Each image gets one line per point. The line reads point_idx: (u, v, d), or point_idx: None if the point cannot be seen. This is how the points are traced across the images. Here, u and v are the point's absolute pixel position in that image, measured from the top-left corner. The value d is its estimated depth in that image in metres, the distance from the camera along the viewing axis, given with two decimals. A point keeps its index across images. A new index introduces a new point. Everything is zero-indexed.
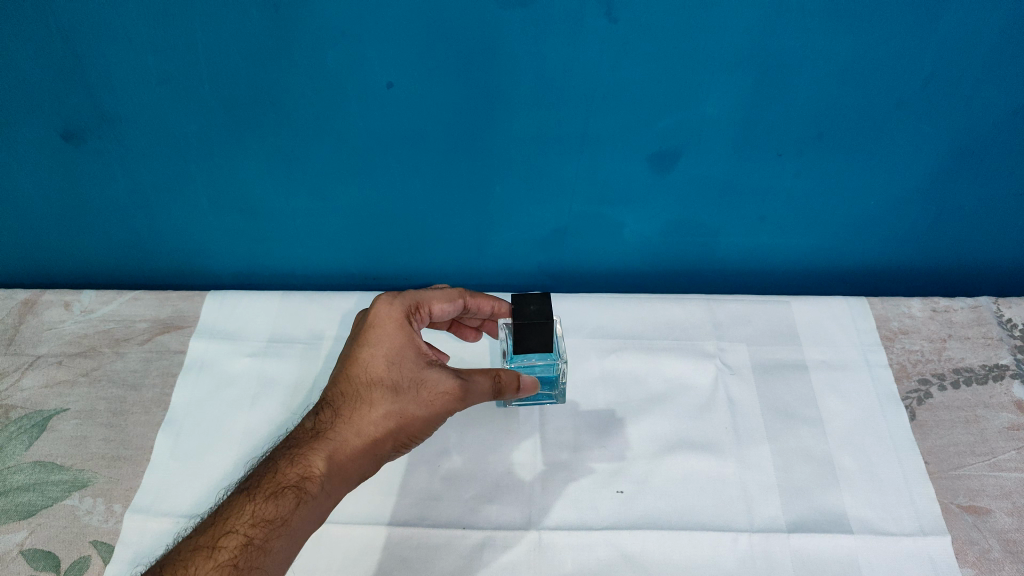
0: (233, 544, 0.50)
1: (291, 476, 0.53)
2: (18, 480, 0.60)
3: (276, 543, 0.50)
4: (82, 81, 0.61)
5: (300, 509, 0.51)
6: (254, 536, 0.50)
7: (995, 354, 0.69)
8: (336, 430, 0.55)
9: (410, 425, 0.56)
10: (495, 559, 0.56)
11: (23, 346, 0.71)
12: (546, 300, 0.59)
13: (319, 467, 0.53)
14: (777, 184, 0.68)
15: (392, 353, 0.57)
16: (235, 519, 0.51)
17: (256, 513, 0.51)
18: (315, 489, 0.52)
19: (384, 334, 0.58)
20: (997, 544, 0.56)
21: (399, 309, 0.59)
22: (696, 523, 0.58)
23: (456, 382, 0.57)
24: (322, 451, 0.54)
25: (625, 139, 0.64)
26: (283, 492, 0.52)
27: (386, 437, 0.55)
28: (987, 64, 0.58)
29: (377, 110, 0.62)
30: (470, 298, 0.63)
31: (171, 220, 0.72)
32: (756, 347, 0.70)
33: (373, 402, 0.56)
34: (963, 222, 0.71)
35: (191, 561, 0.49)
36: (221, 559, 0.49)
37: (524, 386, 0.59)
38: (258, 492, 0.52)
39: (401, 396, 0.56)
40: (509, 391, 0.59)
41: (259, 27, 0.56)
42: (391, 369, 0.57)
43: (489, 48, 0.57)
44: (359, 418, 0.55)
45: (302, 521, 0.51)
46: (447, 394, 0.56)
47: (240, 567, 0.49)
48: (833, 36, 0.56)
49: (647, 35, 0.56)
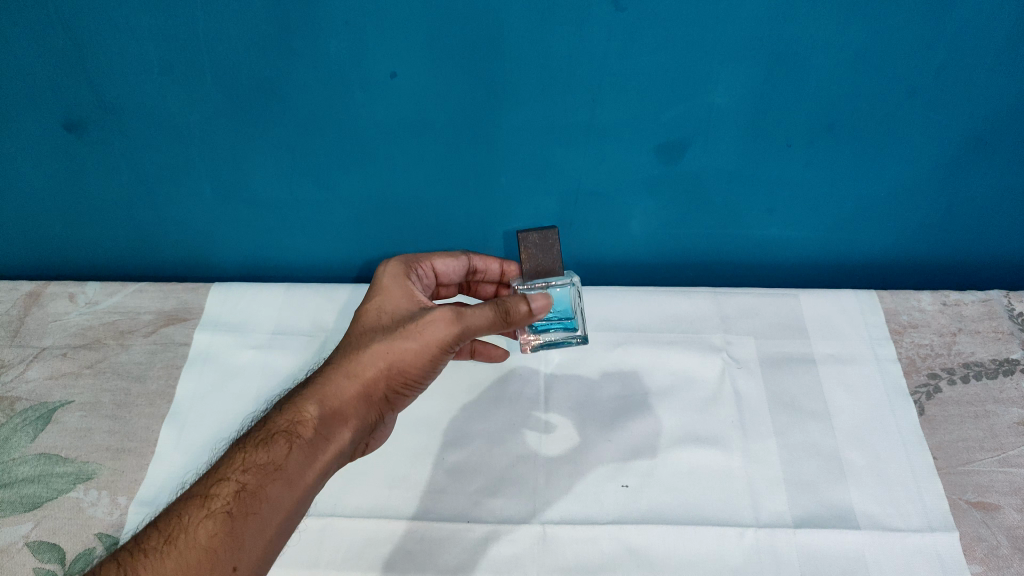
0: (227, 491, 0.49)
1: (282, 422, 0.52)
2: (23, 472, 0.61)
3: (270, 488, 0.49)
4: (84, 71, 0.60)
5: (294, 453, 0.50)
6: (248, 481, 0.49)
7: (1006, 349, 0.68)
8: (328, 375, 0.54)
9: (402, 362, 0.53)
10: (499, 552, 0.56)
11: (28, 338, 0.71)
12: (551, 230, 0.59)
13: (311, 412, 0.52)
14: (788, 175, 0.67)
15: (387, 302, 0.57)
16: (226, 468, 0.50)
17: (248, 460, 0.50)
18: (307, 432, 0.51)
19: (381, 287, 0.58)
20: (1005, 540, 0.56)
21: (399, 264, 0.60)
22: (701, 518, 0.57)
23: (446, 311, 0.53)
24: (313, 397, 0.53)
25: (632, 129, 0.63)
26: (274, 438, 0.51)
27: (379, 378, 0.54)
28: (1003, 55, 0.57)
29: (381, 101, 0.61)
30: (475, 258, 0.65)
31: (174, 211, 0.72)
32: (763, 339, 0.69)
33: (363, 345, 0.54)
34: (976, 214, 0.70)
35: (185, 510, 0.48)
36: (214, 507, 0.48)
37: (533, 311, 0.53)
38: (250, 440, 0.51)
39: (389, 335, 0.54)
40: (514, 316, 0.53)
41: (260, 16, 0.56)
42: (384, 315, 0.56)
43: (494, 37, 0.56)
44: (349, 362, 0.54)
45: (297, 465, 0.50)
46: (434, 325, 0.53)
47: (235, 513, 0.48)
48: (844, 26, 0.55)
49: (654, 24, 0.55)
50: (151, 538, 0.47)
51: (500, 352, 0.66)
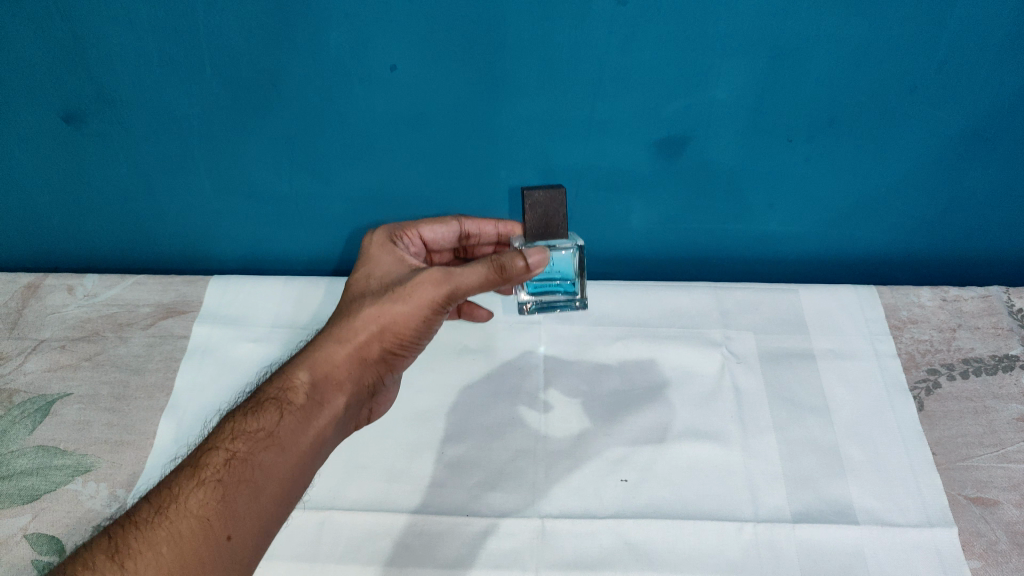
0: (217, 461, 0.48)
1: (272, 391, 0.52)
2: (21, 464, 0.61)
3: (262, 454, 0.48)
4: (83, 63, 0.60)
5: (285, 420, 0.50)
6: (238, 450, 0.49)
7: (1005, 344, 0.68)
8: (318, 344, 0.54)
9: (395, 324, 0.53)
10: (497, 546, 0.56)
11: (27, 330, 0.70)
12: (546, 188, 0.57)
13: (301, 378, 0.52)
14: (788, 171, 0.67)
15: (377, 268, 0.57)
16: (217, 438, 0.50)
17: (239, 430, 0.50)
18: (298, 399, 0.51)
19: (370, 256, 0.58)
20: (1004, 536, 0.56)
21: (388, 233, 0.60)
22: (701, 513, 0.57)
23: (436, 272, 0.53)
24: (303, 365, 0.53)
25: (633, 124, 0.63)
26: (264, 407, 0.51)
27: (372, 341, 0.53)
28: (1005, 51, 0.57)
29: (381, 94, 0.61)
30: (467, 222, 0.64)
31: (173, 204, 0.72)
32: (763, 335, 0.69)
33: (353, 310, 0.54)
34: (976, 210, 0.70)
35: (175, 481, 0.48)
36: (204, 476, 0.48)
37: (530, 266, 0.52)
38: (240, 410, 0.51)
39: (378, 298, 0.54)
40: (510, 272, 0.52)
41: (261, 8, 0.55)
42: (374, 281, 0.56)
43: (495, 31, 0.56)
44: (341, 327, 0.54)
45: (289, 431, 0.50)
46: (425, 284, 0.53)
47: (227, 481, 0.47)
48: (847, 21, 0.55)
49: (656, 18, 0.55)
50: (143, 509, 0.47)
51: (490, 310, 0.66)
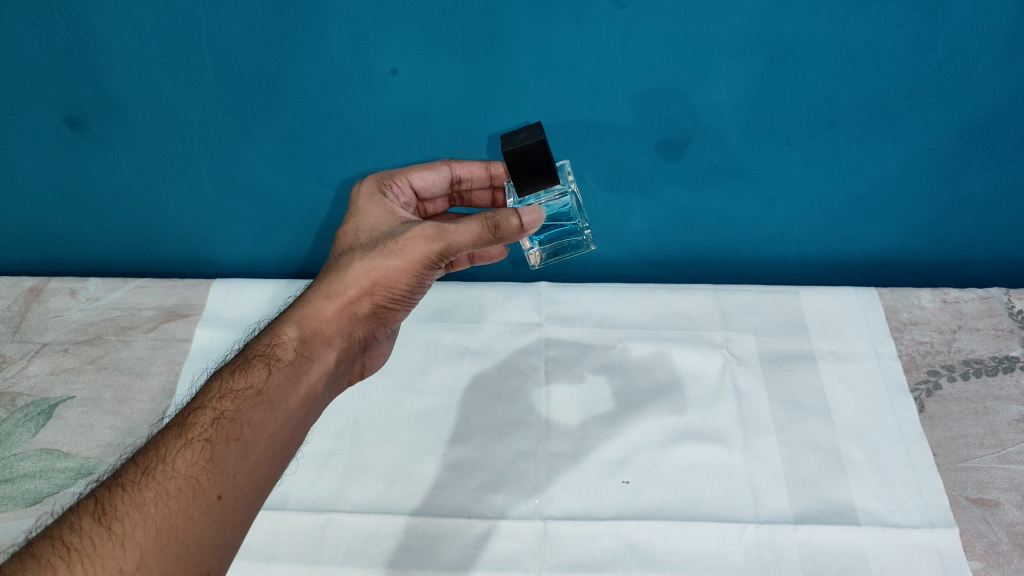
0: (205, 420, 0.47)
1: (260, 348, 0.51)
2: (24, 468, 0.61)
3: (251, 412, 0.48)
4: (85, 67, 0.60)
5: (273, 376, 0.49)
6: (226, 408, 0.48)
7: (1005, 346, 0.68)
8: (307, 300, 0.54)
9: (386, 279, 0.54)
10: (499, 548, 0.56)
11: (29, 334, 0.71)
12: (531, 133, 0.49)
13: (289, 334, 0.52)
14: (788, 173, 0.67)
15: (365, 222, 0.56)
16: (204, 398, 0.49)
17: (226, 388, 0.49)
18: (287, 354, 0.51)
19: (357, 209, 0.57)
20: (1005, 537, 0.56)
21: (375, 185, 0.59)
22: (703, 514, 0.58)
23: (427, 228, 0.53)
24: (291, 321, 0.53)
25: (633, 127, 0.63)
26: (252, 364, 0.50)
27: (362, 296, 0.54)
28: (1004, 54, 0.57)
29: (383, 98, 0.61)
30: (457, 166, 0.62)
31: (175, 207, 0.72)
32: (763, 337, 0.69)
33: (343, 265, 0.54)
34: (975, 212, 0.70)
35: (163, 443, 0.46)
36: (192, 436, 0.46)
37: (525, 226, 0.52)
38: (227, 369, 0.51)
39: (368, 253, 0.54)
40: (503, 231, 0.52)
41: (263, 12, 0.56)
42: (362, 235, 0.55)
43: (496, 34, 0.56)
44: (329, 283, 0.54)
45: (278, 387, 0.49)
46: (416, 240, 0.53)
47: (215, 439, 0.46)
48: (845, 24, 0.55)
49: (656, 22, 0.55)
50: (129, 471, 0.45)
51: (499, 251, 0.63)
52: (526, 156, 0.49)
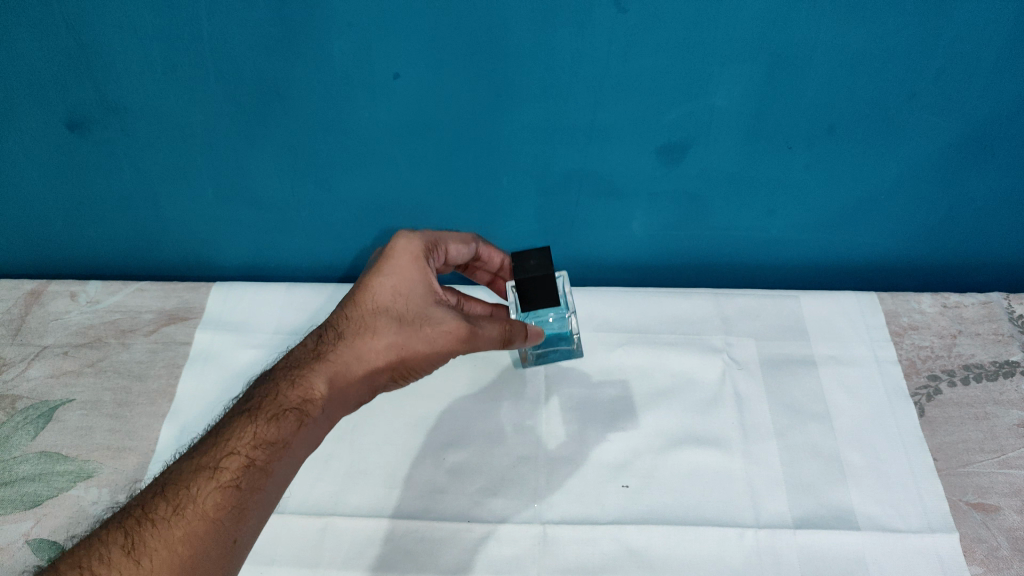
0: (235, 466, 0.50)
1: (293, 398, 0.53)
2: (24, 470, 0.61)
3: (277, 465, 0.51)
4: (87, 71, 0.60)
5: (300, 432, 0.52)
6: (256, 458, 0.51)
7: (1006, 351, 0.68)
8: (338, 354, 0.55)
9: (411, 358, 0.56)
10: (499, 552, 0.56)
11: (29, 336, 0.71)
12: (546, 254, 0.58)
13: (321, 390, 0.54)
14: (788, 177, 0.67)
15: (402, 284, 0.58)
16: (235, 441, 0.51)
17: (257, 435, 0.51)
18: (316, 412, 0.53)
19: (394, 265, 0.58)
20: (1005, 542, 0.56)
21: (418, 244, 0.59)
22: (702, 519, 0.58)
23: (463, 324, 0.56)
24: (324, 374, 0.54)
25: (633, 133, 0.63)
26: (284, 415, 0.52)
27: (386, 368, 0.56)
28: (1004, 58, 0.57)
29: (383, 102, 0.61)
30: (482, 246, 0.64)
31: (176, 210, 0.72)
32: (763, 341, 0.69)
33: (377, 332, 0.56)
34: (975, 216, 0.70)
35: (194, 482, 0.49)
36: (223, 481, 0.50)
37: (527, 339, 0.59)
38: (260, 413, 0.52)
39: (404, 329, 0.56)
40: (513, 343, 0.58)
41: (264, 17, 0.56)
42: (398, 300, 0.57)
43: (496, 40, 0.57)
44: (363, 345, 0.56)
45: (302, 444, 0.52)
46: (450, 333, 0.56)
47: (243, 488, 0.50)
48: (845, 29, 0.55)
49: (656, 27, 0.55)
50: (160, 506, 0.49)
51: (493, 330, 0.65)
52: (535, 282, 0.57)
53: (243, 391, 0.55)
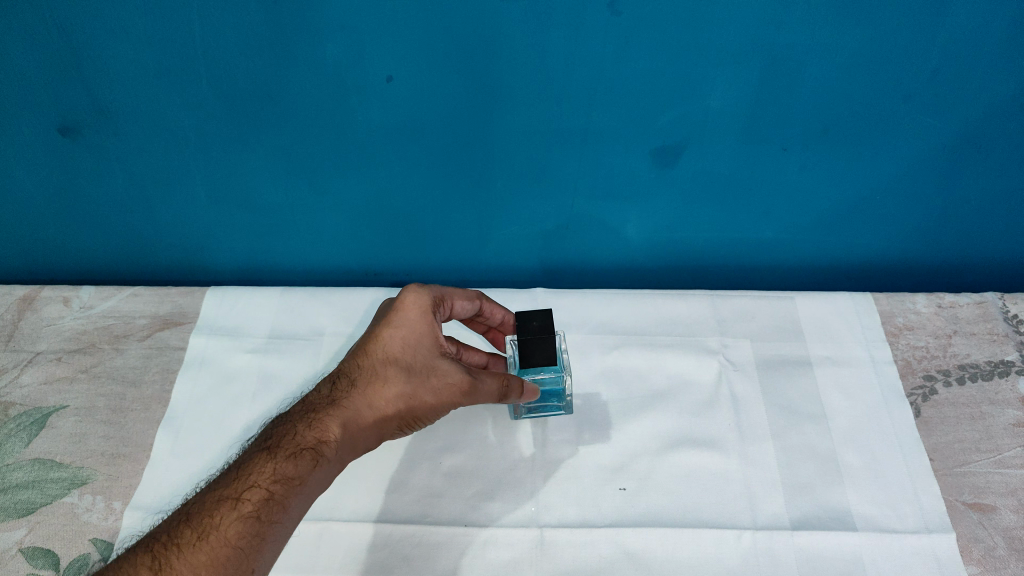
0: (256, 497, 0.51)
1: (308, 438, 0.54)
2: (18, 478, 0.60)
3: (293, 500, 0.51)
4: (79, 75, 0.60)
5: (316, 471, 0.53)
6: (275, 491, 0.51)
7: (1000, 351, 0.68)
8: (351, 401, 0.56)
9: (418, 408, 0.57)
10: (496, 556, 0.56)
11: (22, 343, 0.70)
12: (547, 315, 0.59)
13: (335, 434, 0.54)
14: (783, 178, 0.67)
15: (410, 336, 0.58)
16: (256, 474, 0.52)
17: (277, 470, 0.52)
18: (331, 453, 0.54)
19: (402, 318, 0.59)
20: (1001, 542, 0.56)
21: (426, 297, 0.60)
22: (699, 520, 0.58)
23: (466, 378, 0.57)
24: (339, 418, 0.55)
25: (627, 135, 0.63)
26: (301, 453, 0.53)
27: (394, 417, 0.57)
28: (997, 58, 0.57)
29: (376, 105, 0.61)
30: (486, 304, 0.64)
31: (170, 215, 0.72)
32: (759, 342, 0.69)
33: (387, 381, 0.57)
34: (969, 216, 0.70)
35: (217, 510, 0.50)
36: (244, 511, 0.50)
37: (525, 394, 0.59)
38: (280, 451, 0.53)
39: (413, 380, 0.57)
40: (512, 398, 0.59)
41: (258, 19, 0.56)
42: (406, 352, 0.58)
43: (490, 42, 0.56)
44: (373, 394, 0.57)
45: (317, 483, 0.53)
46: (455, 387, 0.57)
47: (262, 520, 0.50)
48: (839, 30, 0.55)
49: (650, 28, 0.55)
50: (184, 532, 0.50)
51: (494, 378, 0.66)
52: (533, 340, 0.59)
53: (260, 430, 0.56)
